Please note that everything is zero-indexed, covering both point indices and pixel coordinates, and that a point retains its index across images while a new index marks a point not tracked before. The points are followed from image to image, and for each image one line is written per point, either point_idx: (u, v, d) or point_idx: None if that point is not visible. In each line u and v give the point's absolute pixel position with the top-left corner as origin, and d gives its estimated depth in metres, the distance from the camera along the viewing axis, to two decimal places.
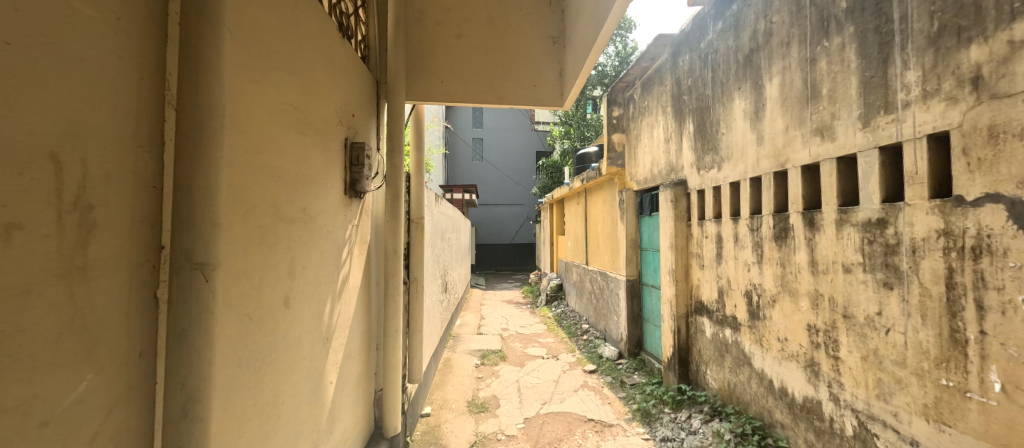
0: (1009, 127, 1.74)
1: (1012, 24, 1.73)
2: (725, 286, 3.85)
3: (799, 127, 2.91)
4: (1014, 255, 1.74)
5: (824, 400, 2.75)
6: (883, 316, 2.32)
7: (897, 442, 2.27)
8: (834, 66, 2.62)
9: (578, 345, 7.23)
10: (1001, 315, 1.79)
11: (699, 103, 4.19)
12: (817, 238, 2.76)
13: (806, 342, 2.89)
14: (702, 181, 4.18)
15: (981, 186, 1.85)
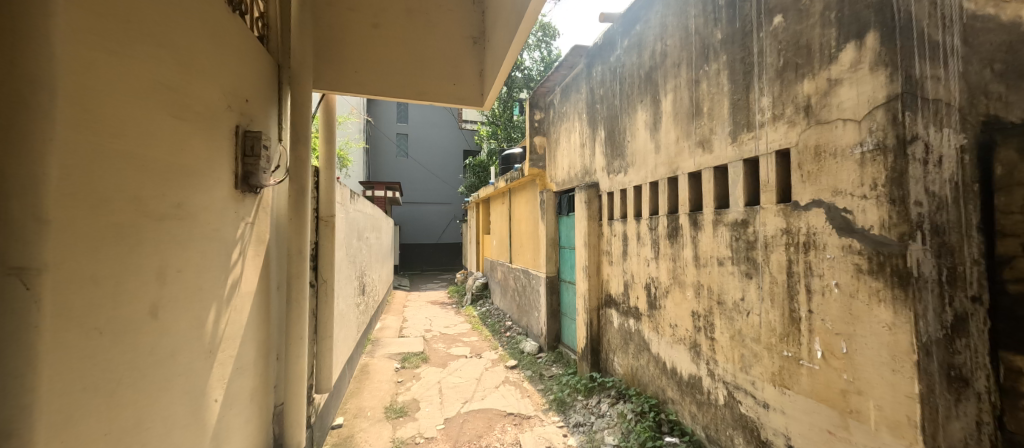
0: (827, 147, 2.20)
1: (829, 65, 2.18)
2: (630, 279, 4.25)
3: (686, 139, 3.33)
4: (830, 249, 2.21)
5: (704, 376, 3.20)
6: (745, 301, 2.77)
7: (754, 405, 2.73)
8: (712, 88, 3.04)
9: (500, 342, 7.39)
10: (821, 297, 2.26)
11: (610, 112, 4.56)
12: (699, 236, 3.20)
13: (691, 327, 3.32)
14: (611, 184, 4.56)
15: (809, 194, 2.31)
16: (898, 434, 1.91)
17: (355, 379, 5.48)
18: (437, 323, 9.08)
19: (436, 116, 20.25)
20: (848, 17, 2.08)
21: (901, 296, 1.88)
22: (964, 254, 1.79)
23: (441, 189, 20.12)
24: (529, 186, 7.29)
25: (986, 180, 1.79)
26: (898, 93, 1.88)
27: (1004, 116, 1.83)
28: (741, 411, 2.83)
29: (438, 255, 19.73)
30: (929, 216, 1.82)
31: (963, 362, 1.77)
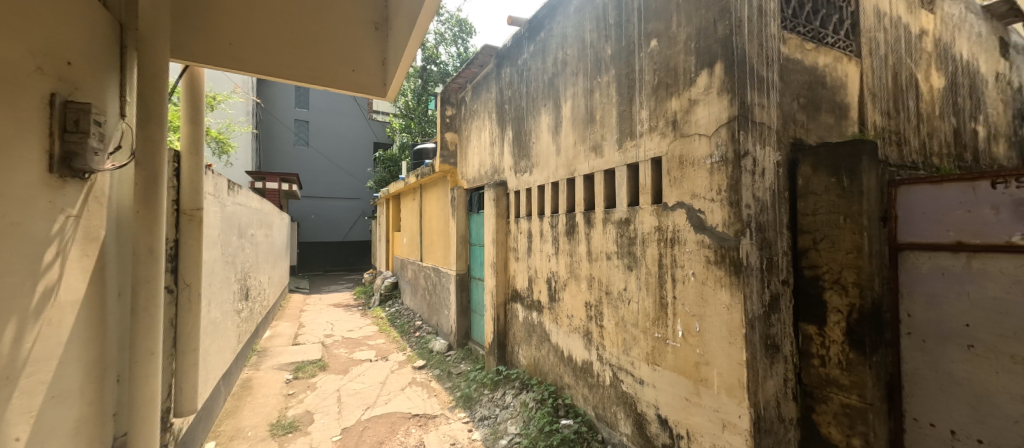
0: (687, 157, 2.56)
1: (689, 87, 2.55)
2: (533, 275, 4.45)
3: (582, 144, 3.59)
4: (687, 243, 2.56)
5: (594, 360, 3.50)
6: (626, 291, 3.10)
7: (631, 382, 3.07)
8: (604, 98, 3.32)
9: (408, 343, 7.14)
10: (682, 284, 2.60)
11: (517, 113, 4.72)
12: (592, 233, 3.49)
13: (584, 316, 3.61)
14: (518, 183, 4.71)
15: (675, 197, 2.66)
16: (733, 395, 2.25)
17: (233, 395, 4.82)
18: (340, 327, 8.46)
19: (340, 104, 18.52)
20: (703, 47, 2.44)
21: (735, 282, 2.24)
22: (777, 247, 2.30)
23: (348, 184, 18.48)
24: (441, 182, 7.16)
25: (791, 192, 2.39)
26: (735, 115, 2.24)
27: (804, 139, 2.45)
28: (622, 389, 3.16)
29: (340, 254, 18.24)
30: (756, 216, 2.24)
31: (777, 332, 2.27)
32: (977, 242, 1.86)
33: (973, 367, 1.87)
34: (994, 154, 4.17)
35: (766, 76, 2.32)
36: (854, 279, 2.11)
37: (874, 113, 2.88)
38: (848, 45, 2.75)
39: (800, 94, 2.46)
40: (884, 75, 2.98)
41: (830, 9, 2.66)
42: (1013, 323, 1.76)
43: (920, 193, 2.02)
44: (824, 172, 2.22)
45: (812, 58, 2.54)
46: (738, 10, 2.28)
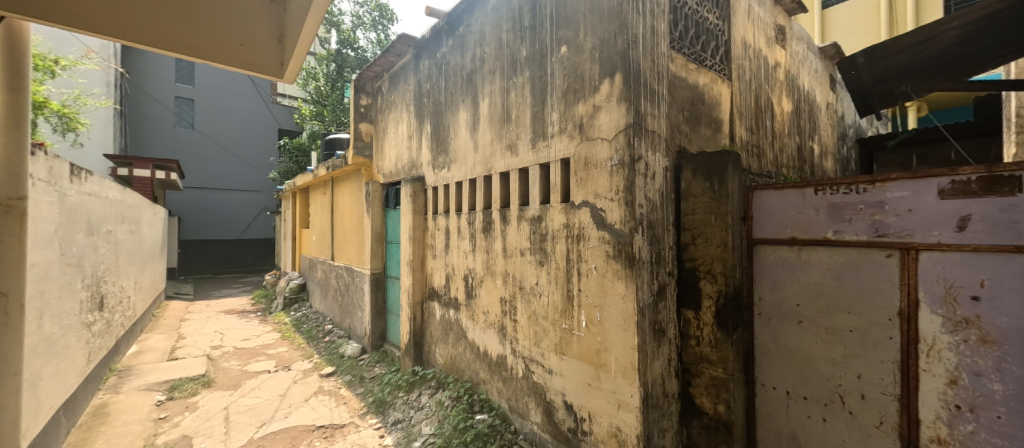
0: (591, 159, 2.73)
1: (593, 94, 2.73)
2: (451, 272, 4.39)
3: (498, 142, 3.63)
4: (590, 239, 2.74)
5: (508, 354, 3.57)
6: (538, 285, 3.22)
7: (542, 373, 3.19)
8: (519, 98, 3.40)
9: (316, 349, 6.57)
10: (586, 277, 2.78)
11: (435, 107, 4.61)
12: (507, 229, 3.53)
13: (499, 311, 3.67)
14: (436, 179, 4.59)
15: (581, 196, 2.82)
16: (628, 377, 2.46)
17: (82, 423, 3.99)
18: (230, 337, 7.45)
19: (235, 83, 16.11)
20: (605, 58, 2.63)
21: (629, 275, 2.45)
22: (664, 242, 2.58)
23: (245, 174, 16.24)
24: (354, 176, 6.64)
25: (676, 194, 2.70)
26: (631, 123, 2.45)
27: (687, 148, 2.78)
28: (534, 380, 3.27)
29: (235, 254, 16.06)
30: (647, 215, 2.48)
31: (663, 318, 2.55)
32: (805, 237, 2.29)
33: (801, 338, 2.30)
34: (827, 167, 5.16)
35: (657, 89, 2.58)
36: (721, 269, 2.45)
37: (741, 128, 3.38)
38: (722, 69, 3.19)
39: (685, 108, 2.79)
40: (748, 97, 3.52)
41: (709, 35, 3.06)
42: (828, 301, 2.20)
43: (770, 196, 2.42)
44: (700, 177, 2.55)
45: (694, 77, 2.89)
46: (634, 27, 2.50)
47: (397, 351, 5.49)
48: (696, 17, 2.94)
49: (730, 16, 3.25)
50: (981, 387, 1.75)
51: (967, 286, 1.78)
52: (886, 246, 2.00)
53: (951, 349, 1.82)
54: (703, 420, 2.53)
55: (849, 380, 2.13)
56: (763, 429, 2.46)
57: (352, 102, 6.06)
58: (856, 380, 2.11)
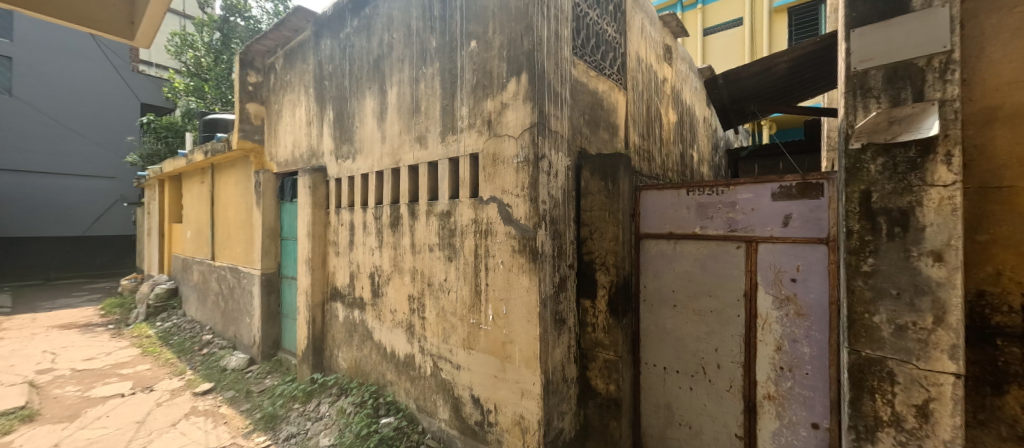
0: (499, 156, 2.76)
1: (501, 92, 2.75)
2: (355, 270, 4.12)
3: (407, 133, 3.47)
4: (497, 234, 2.77)
5: (416, 353, 3.47)
6: (447, 281, 3.16)
7: (450, 369, 3.16)
8: (428, 89, 3.29)
9: (190, 364, 5.65)
10: (493, 272, 2.81)
11: (338, 92, 4.25)
12: (416, 224, 3.41)
13: (407, 309, 3.54)
14: (340, 170, 4.25)
15: (489, 191, 2.82)
16: (531, 366, 2.57)
17: None
18: (64, 357, 6.03)
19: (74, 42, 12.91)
20: (512, 57, 2.68)
21: (533, 268, 2.55)
22: (565, 237, 2.74)
23: (90, 156, 13.12)
24: (241, 163, 5.81)
25: (576, 191, 2.88)
26: (536, 122, 2.53)
27: (587, 149, 2.98)
28: (441, 377, 3.23)
29: (75, 254, 13.01)
30: (550, 211, 2.60)
31: (563, 308, 2.71)
32: (679, 232, 2.62)
33: (675, 320, 2.64)
34: (704, 173, 5.97)
35: (560, 92, 2.72)
36: (613, 261, 2.70)
37: (634, 133, 3.73)
38: (619, 78, 3.48)
39: (585, 112, 2.98)
40: (641, 106, 3.90)
41: (608, 46, 3.31)
42: (694, 287, 2.56)
43: (653, 195, 2.73)
44: (597, 176, 2.77)
45: (595, 84, 3.11)
46: (539, 31, 2.59)
47: (293, 359, 4.97)
48: (596, 29, 3.16)
49: (627, 31, 3.56)
50: (798, 351, 2.19)
51: (789, 271, 2.21)
52: (737, 239, 2.38)
53: (779, 322, 2.25)
54: (597, 400, 2.77)
55: (709, 353, 2.50)
56: (647, 402, 2.78)
57: (237, 78, 5.20)
58: (714, 353, 2.49)
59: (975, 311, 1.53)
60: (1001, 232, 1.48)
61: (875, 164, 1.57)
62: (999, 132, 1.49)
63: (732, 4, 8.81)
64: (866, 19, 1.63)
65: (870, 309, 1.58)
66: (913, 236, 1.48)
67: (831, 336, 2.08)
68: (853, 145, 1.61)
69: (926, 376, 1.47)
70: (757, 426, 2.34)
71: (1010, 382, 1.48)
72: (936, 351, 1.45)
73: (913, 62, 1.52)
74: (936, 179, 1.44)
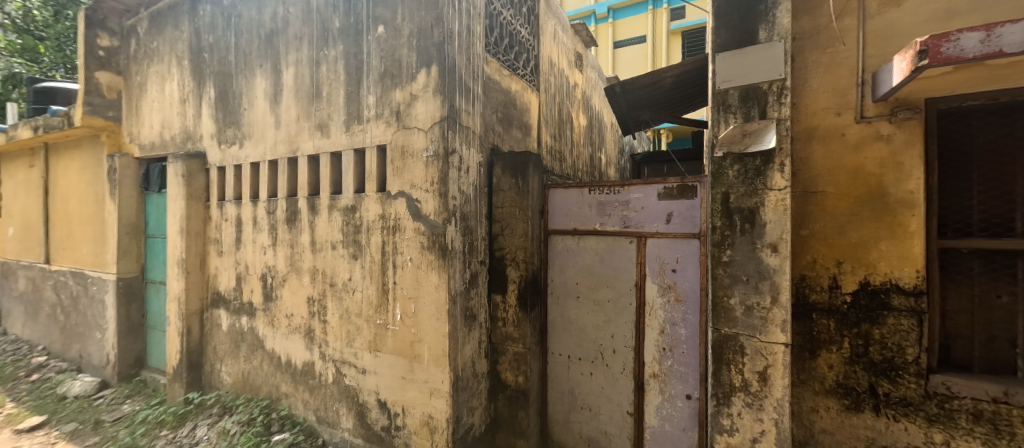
0: (407, 149, 2.63)
1: (410, 83, 2.63)
2: (243, 271, 3.64)
3: (305, 120, 3.15)
4: (406, 231, 2.65)
5: (316, 360, 3.19)
6: (351, 280, 2.94)
7: (355, 374, 2.96)
8: (330, 73, 3.02)
9: (11, 394, 4.50)
10: (401, 270, 2.68)
11: (221, 67, 3.71)
12: (316, 220, 3.12)
13: (306, 313, 3.24)
14: (223, 157, 3.72)
15: (397, 186, 2.69)
16: (439, 364, 2.53)
17: None
18: None
19: None
20: (422, 47, 2.58)
21: (442, 265, 2.49)
22: (476, 233, 2.75)
23: None
24: (88, 143, 4.74)
25: (489, 188, 2.91)
26: (446, 116, 2.47)
27: (499, 146, 3.03)
28: (345, 383, 3.02)
29: None
30: (460, 207, 2.58)
31: (474, 304, 2.73)
32: (583, 228, 2.81)
33: (578, 310, 2.83)
34: (610, 174, 6.45)
35: (471, 87, 2.71)
36: (522, 256, 2.79)
37: (546, 134, 3.87)
38: (532, 79, 3.58)
39: (497, 109, 3.01)
40: (553, 108, 4.07)
41: (521, 47, 3.39)
42: (594, 279, 2.76)
43: (560, 193, 2.89)
44: (508, 174, 2.83)
45: (508, 83, 3.16)
46: (449, 23, 2.53)
47: (161, 378, 4.24)
48: (509, 29, 3.21)
49: (540, 34, 3.69)
50: (677, 333, 2.49)
51: (670, 262, 2.50)
52: (630, 235, 2.63)
53: (662, 308, 2.54)
54: (507, 392, 2.84)
55: (607, 340, 2.73)
56: (554, 390, 2.94)
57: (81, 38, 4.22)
58: (611, 339, 2.71)
59: (800, 291, 1.89)
60: (817, 228, 1.85)
61: (732, 170, 1.85)
62: (817, 147, 1.85)
63: (637, 22, 9.70)
64: (728, 45, 1.90)
65: (727, 293, 1.86)
66: (757, 231, 1.79)
67: (702, 318, 2.40)
68: (716, 154, 1.88)
69: (766, 347, 1.78)
70: (645, 403, 2.61)
71: (822, 347, 1.86)
72: (772, 326, 1.76)
73: (760, 85, 1.81)
74: (774, 184, 1.75)
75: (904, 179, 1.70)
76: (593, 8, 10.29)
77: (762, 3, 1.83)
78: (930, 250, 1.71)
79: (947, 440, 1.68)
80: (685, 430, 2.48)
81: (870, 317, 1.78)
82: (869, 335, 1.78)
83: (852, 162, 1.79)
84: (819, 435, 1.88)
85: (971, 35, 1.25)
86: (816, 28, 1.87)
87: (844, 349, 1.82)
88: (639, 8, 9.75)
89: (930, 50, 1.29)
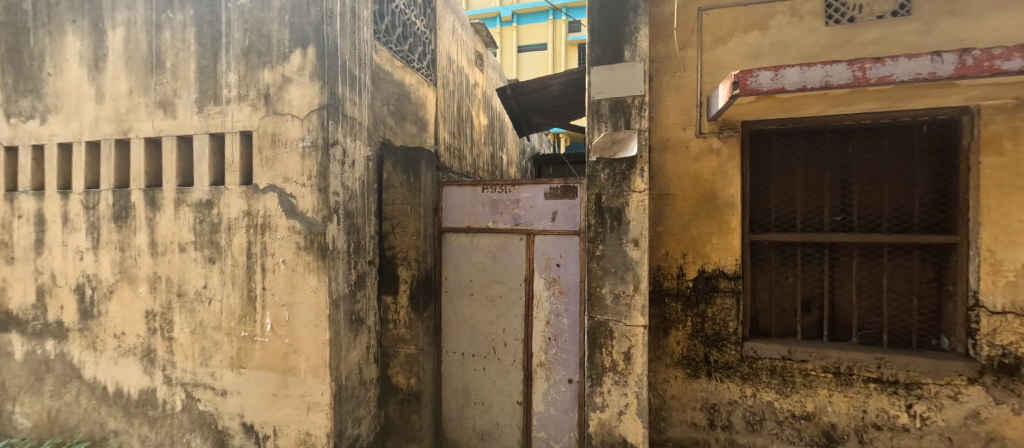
0: (279, 138, 2.34)
1: (283, 63, 2.33)
2: (47, 284, 2.84)
3: (143, 95, 2.58)
4: (279, 230, 2.35)
5: (158, 386, 2.64)
6: (207, 288, 2.50)
7: (213, 398, 2.53)
8: (177, 42, 2.52)
9: None
10: (272, 274, 2.37)
11: (9, 17, 2.82)
12: (156, 218, 2.57)
13: (143, 330, 2.66)
14: (14, 134, 2.85)
15: (267, 179, 2.36)
16: (318, 375, 2.30)
17: None
18: None
19: None
20: (296, 25, 2.30)
21: (321, 266, 2.27)
22: (363, 232, 2.58)
23: None
24: None
25: (378, 184, 2.76)
26: (325, 104, 2.25)
27: (391, 140, 2.88)
28: (199, 409, 2.56)
29: None
30: (344, 203, 2.39)
31: (361, 307, 2.55)
32: (475, 226, 2.85)
33: (471, 307, 2.86)
34: (512, 174, 6.64)
35: (357, 75, 2.52)
36: (414, 255, 2.71)
37: (445, 131, 3.81)
38: (428, 74, 3.48)
39: (389, 102, 2.86)
40: (452, 105, 4.02)
41: (416, 39, 3.27)
42: (485, 275, 2.83)
43: (453, 191, 2.90)
44: (399, 170, 2.72)
45: (400, 75, 3.02)
46: (330, 2, 2.31)
47: None
48: (402, 18, 3.08)
49: (437, 28, 3.60)
50: (560, 323, 2.68)
51: (555, 257, 2.68)
52: (520, 232, 2.75)
53: (548, 300, 2.70)
54: (399, 396, 2.74)
55: (499, 334, 2.81)
56: (447, 388, 2.94)
57: None
58: (501, 333, 2.80)
59: (657, 279, 2.20)
60: (669, 226, 2.17)
61: (604, 173, 2.06)
62: (669, 157, 2.17)
63: (539, 29, 10.13)
64: (601, 61, 2.10)
65: (599, 283, 2.06)
66: (623, 228, 2.02)
67: (582, 307, 2.63)
68: (591, 158, 2.09)
69: (629, 329, 2.03)
70: (533, 390, 2.76)
71: (673, 326, 2.19)
72: (634, 311, 2.02)
73: (626, 99, 2.05)
74: (636, 186, 2.00)
75: (729, 185, 2.09)
76: (499, 11, 10.32)
77: (628, 26, 2.06)
78: (747, 243, 2.13)
79: (755, 393, 2.12)
80: (567, 412, 2.68)
81: (706, 299, 2.15)
82: (705, 313, 2.15)
83: (694, 171, 2.14)
84: (669, 401, 2.22)
85: (766, 73, 1.59)
86: (668, 54, 2.19)
87: (687, 326, 2.18)
88: (540, 17, 10.14)
89: (740, 82, 1.62)
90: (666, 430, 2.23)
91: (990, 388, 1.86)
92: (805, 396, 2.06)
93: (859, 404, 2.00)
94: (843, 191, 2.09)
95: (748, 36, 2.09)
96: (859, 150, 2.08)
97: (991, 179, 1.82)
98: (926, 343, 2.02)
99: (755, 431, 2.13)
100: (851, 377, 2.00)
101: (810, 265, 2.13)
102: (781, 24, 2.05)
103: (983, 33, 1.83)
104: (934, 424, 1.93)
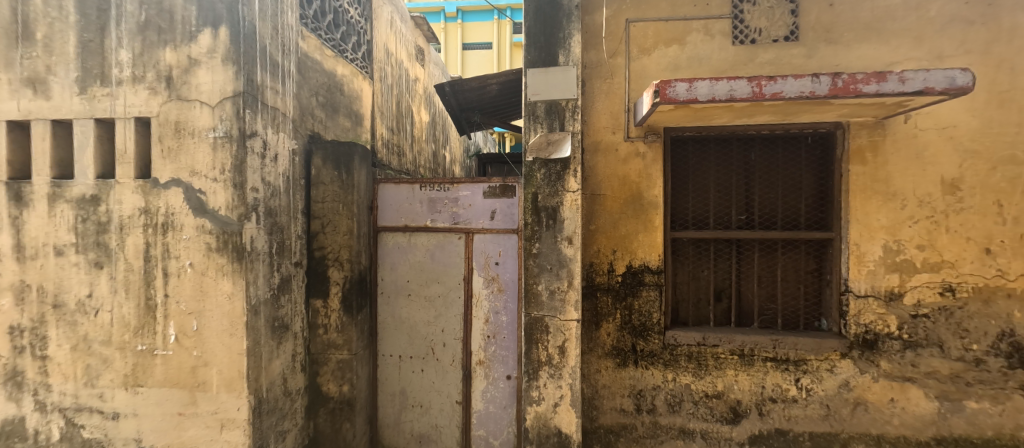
0: (184, 127, 2.09)
1: (189, 43, 2.09)
2: None
3: (6, 71, 2.17)
4: (185, 229, 2.10)
5: (28, 414, 2.25)
6: (93, 297, 2.17)
7: (102, 422, 2.21)
8: (51, 9, 2.14)
9: None
10: (176, 279, 2.12)
11: None
12: (23, 216, 2.18)
13: (7, 349, 2.24)
14: None
15: (169, 172, 2.10)
16: (233, 389, 2.10)
17: None
18: None
19: None
20: (205, 1, 2.07)
21: (237, 269, 2.07)
22: (288, 231, 2.40)
23: None
24: None
25: (305, 180, 2.59)
26: (242, 91, 2.06)
27: (321, 134, 2.71)
28: (83, 437, 2.22)
29: None
30: (264, 200, 2.19)
31: (285, 312, 2.37)
32: (412, 225, 2.78)
33: (407, 308, 2.79)
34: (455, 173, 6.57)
35: (279, 62, 2.33)
36: (347, 256, 2.58)
37: (382, 126, 3.66)
38: (364, 66, 3.32)
39: (318, 93, 2.69)
40: (390, 100, 3.87)
41: (349, 28, 3.10)
42: (422, 274, 2.77)
43: (389, 190, 2.81)
44: (329, 166, 2.57)
45: (331, 65, 2.84)
46: None
47: None
48: (333, 4, 2.90)
49: (373, 19, 3.45)
50: (498, 320, 2.70)
51: (493, 256, 2.69)
52: (458, 231, 2.72)
53: (486, 299, 2.71)
54: (329, 405, 2.59)
55: (436, 334, 2.77)
56: (383, 392, 2.84)
57: None
58: (439, 333, 2.77)
59: (589, 275, 2.31)
60: (599, 224, 2.28)
61: (540, 173, 2.10)
62: (599, 159, 2.28)
63: (484, 27, 10.12)
64: (536, 63, 2.14)
65: (536, 280, 2.11)
66: (558, 226, 2.09)
67: (519, 304, 2.67)
68: (527, 158, 2.13)
69: (563, 324, 2.10)
70: (471, 389, 2.75)
71: (604, 319, 2.31)
72: (568, 306, 2.09)
73: (559, 101, 2.12)
74: (569, 186, 2.08)
75: (652, 186, 2.25)
76: (443, 6, 10.15)
77: (561, 31, 2.12)
78: (668, 240, 2.30)
79: (675, 377, 2.30)
80: (505, 408, 2.71)
81: (632, 292, 2.29)
82: (632, 306, 2.29)
83: (622, 172, 2.27)
84: (601, 390, 2.34)
85: (681, 84, 1.73)
86: (598, 61, 2.29)
87: (616, 319, 2.30)
88: (485, 16, 10.16)
89: (661, 92, 1.75)
90: (598, 418, 2.35)
91: (857, 360, 2.19)
92: (716, 377, 2.28)
93: (759, 381, 2.26)
94: (748, 192, 2.34)
95: (669, 50, 2.25)
96: (760, 156, 2.33)
97: (858, 184, 2.15)
98: (810, 325, 2.32)
99: (675, 412, 2.31)
100: (753, 357, 2.25)
101: (720, 260, 2.36)
102: (697, 41, 2.24)
103: (853, 60, 2.14)
104: (816, 394, 2.23)
